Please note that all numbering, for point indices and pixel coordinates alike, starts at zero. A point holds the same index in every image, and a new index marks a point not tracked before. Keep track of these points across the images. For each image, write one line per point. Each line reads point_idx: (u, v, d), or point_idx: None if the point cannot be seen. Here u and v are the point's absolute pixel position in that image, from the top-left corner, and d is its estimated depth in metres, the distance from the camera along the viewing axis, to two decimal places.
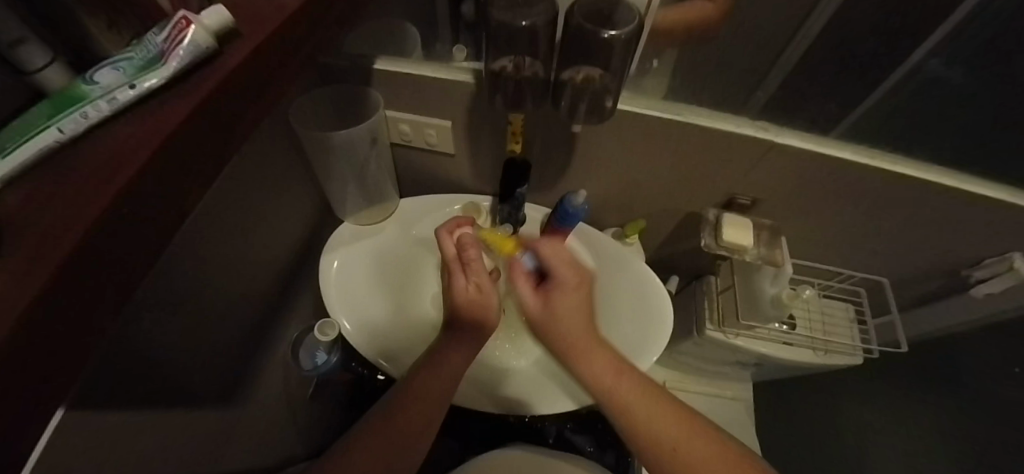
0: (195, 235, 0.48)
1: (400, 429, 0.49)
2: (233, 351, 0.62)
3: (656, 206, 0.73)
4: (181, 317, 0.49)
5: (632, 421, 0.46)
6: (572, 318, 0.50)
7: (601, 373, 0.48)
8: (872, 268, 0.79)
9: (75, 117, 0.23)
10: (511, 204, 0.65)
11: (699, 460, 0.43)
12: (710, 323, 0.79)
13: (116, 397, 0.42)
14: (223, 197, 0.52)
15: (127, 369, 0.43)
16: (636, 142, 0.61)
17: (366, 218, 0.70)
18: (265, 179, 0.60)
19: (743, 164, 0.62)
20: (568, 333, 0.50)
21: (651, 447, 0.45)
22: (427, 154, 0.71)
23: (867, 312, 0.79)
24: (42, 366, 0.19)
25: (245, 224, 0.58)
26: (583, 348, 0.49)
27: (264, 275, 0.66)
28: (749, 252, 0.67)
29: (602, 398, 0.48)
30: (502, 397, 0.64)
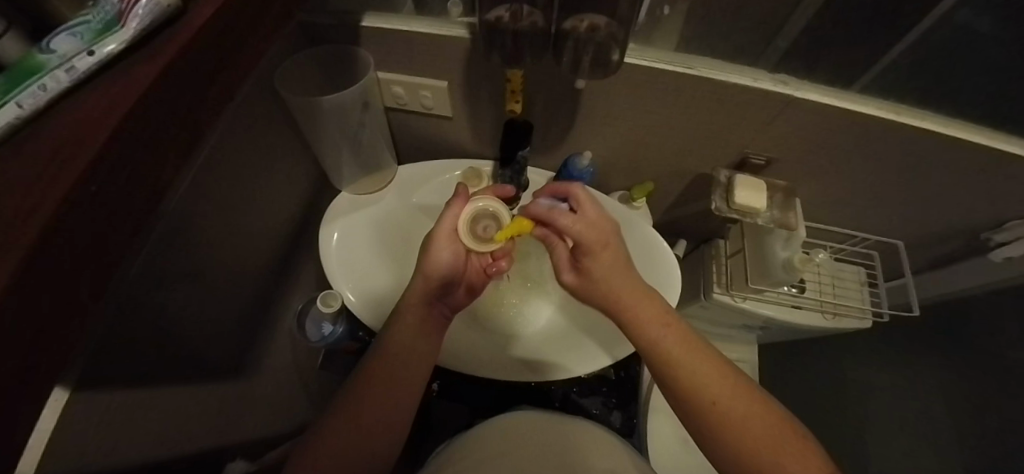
0: (187, 212, 0.47)
1: (386, 394, 0.50)
2: (237, 324, 0.62)
3: (665, 167, 0.70)
4: (177, 296, 0.49)
5: (679, 373, 0.46)
6: (614, 274, 0.50)
7: (648, 324, 0.48)
8: (888, 230, 0.76)
9: (32, 90, 0.20)
10: (514, 169, 0.62)
11: (736, 415, 0.43)
12: (718, 287, 0.77)
13: (117, 379, 0.42)
14: (211, 173, 0.50)
15: (131, 346, 0.43)
16: (644, 99, 0.57)
17: (364, 186, 0.67)
18: (255, 151, 0.57)
19: (758, 120, 0.58)
20: (616, 290, 0.49)
21: (687, 400, 0.45)
22: (424, 118, 0.68)
23: (880, 275, 0.77)
24: (23, 357, 0.18)
25: (240, 198, 0.56)
26: (631, 303, 0.49)
27: (263, 249, 0.65)
28: (761, 214, 0.64)
29: (652, 353, 0.48)
30: (507, 363, 0.65)
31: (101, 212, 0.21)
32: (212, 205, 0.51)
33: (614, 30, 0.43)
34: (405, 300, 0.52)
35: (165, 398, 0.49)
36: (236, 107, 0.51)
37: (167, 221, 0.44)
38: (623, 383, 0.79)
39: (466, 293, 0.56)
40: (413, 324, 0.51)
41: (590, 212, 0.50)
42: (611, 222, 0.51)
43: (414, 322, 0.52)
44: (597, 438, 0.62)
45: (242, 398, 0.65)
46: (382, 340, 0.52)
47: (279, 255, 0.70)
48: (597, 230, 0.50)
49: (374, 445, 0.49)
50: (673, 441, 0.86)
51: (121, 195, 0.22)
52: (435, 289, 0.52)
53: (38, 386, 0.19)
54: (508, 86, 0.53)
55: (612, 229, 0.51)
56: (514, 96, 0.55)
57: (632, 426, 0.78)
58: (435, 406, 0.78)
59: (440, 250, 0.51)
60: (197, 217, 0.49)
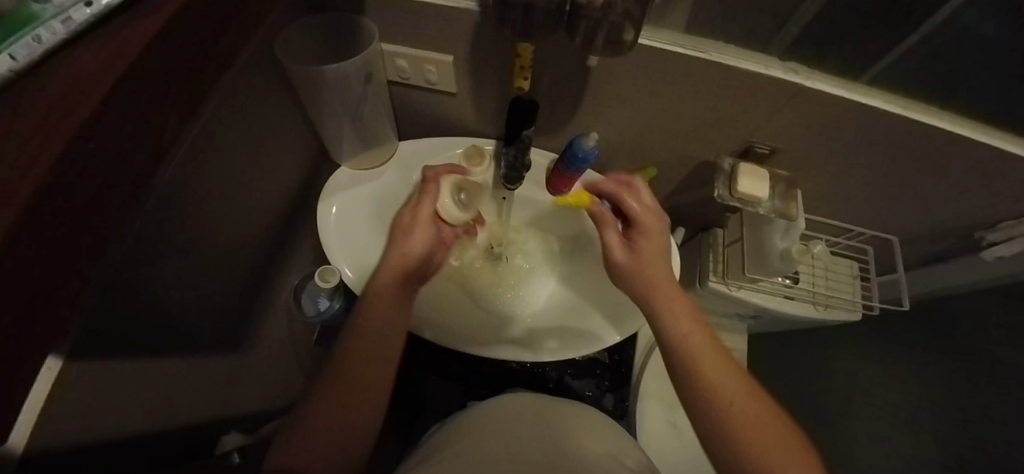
0: (187, 183, 0.46)
1: (360, 368, 0.49)
2: (232, 298, 0.62)
3: (670, 153, 0.69)
4: (171, 267, 0.48)
5: (696, 370, 0.48)
6: (656, 264, 0.53)
7: (678, 318, 0.51)
8: (885, 224, 0.77)
9: (26, 42, 0.19)
10: (517, 148, 0.61)
11: (743, 421, 0.45)
12: (714, 276, 0.78)
13: (111, 348, 0.41)
14: (212, 145, 0.49)
15: (128, 317, 0.43)
16: (653, 83, 0.56)
17: (366, 162, 0.66)
18: (254, 121, 0.56)
19: (766, 108, 0.57)
20: (658, 280, 0.52)
21: (704, 399, 0.47)
22: (427, 94, 0.66)
23: (873, 270, 0.78)
24: (21, 316, 0.17)
25: (238, 169, 0.55)
26: (666, 296, 0.52)
27: (260, 222, 0.64)
28: (763, 204, 0.64)
29: (678, 346, 0.50)
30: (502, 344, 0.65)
31: (98, 170, 0.20)
32: (211, 180, 0.50)
33: (630, 7, 0.41)
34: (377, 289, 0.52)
35: (159, 370, 0.49)
36: (235, 74, 0.49)
37: (167, 192, 0.43)
38: (616, 367, 0.81)
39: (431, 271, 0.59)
40: (388, 302, 0.52)
41: (643, 213, 0.55)
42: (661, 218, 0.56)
43: (387, 302, 0.52)
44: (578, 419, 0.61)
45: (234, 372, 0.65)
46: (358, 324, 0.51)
47: (276, 228, 0.69)
48: (652, 218, 0.55)
49: (360, 416, 0.49)
50: (663, 425, 0.88)
51: (122, 156, 0.21)
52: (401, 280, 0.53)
53: (30, 350, 0.19)
54: (516, 59, 0.50)
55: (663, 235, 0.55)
56: (522, 73, 0.52)
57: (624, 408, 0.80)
58: (430, 384, 0.79)
59: (418, 234, 0.55)
60: (195, 188, 0.48)
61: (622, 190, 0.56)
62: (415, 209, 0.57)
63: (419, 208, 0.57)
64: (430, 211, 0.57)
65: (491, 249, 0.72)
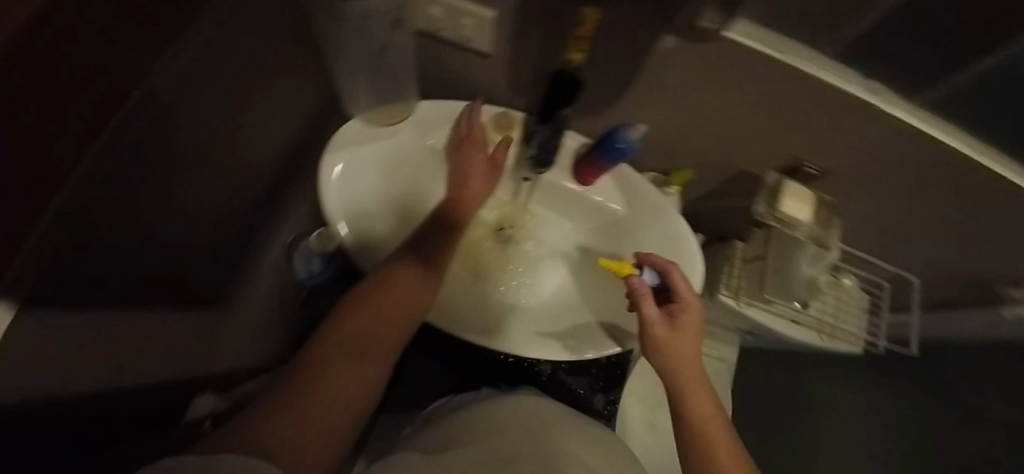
0: (178, 114, 0.39)
1: (371, 322, 0.46)
2: (214, 251, 0.56)
3: (709, 157, 0.63)
4: (150, 214, 0.42)
5: (705, 455, 0.45)
6: (687, 349, 0.53)
7: (700, 405, 0.51)
8: (910, 264, 0.74)
9: None
10: (552, 128, 0.54)
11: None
12: (726, 290, 0.72)
13: (80, 301, 0.36)
14: (209, 73, 0.42)
15: (95, 259, 0.36)
16: (715, 80, 0.49)
17: (379, 116, 0.60)
18: (255, 54, 0.48)
19: (830, 126, 0.52)
20: (685, 365, 0.52)
21: None
22: (454, 50, 0.57)
23: (884, 308, 0.75)
24: None
25: (232, 108, 0.48)
26: (691, 381, 0.52)
27: (253, 170, 0.58)
28: (801, 227, 0.60)
29: (697, 432, 0.49)
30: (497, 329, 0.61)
31: None
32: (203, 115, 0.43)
33: None
34: (398, 274, 0.49)
35: (125, 321, 0.43)
36: None
37: (157, 120, 0.36)
38: (612, 369, 0.78)
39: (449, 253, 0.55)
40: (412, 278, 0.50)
41: (686, 295, 0.54)
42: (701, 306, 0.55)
43: (409, 281, 0.49)
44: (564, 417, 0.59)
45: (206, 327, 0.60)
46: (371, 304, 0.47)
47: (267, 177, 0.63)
48: (691, 306, 0.54)
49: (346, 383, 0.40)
50: (642, 427, 0.88)
51: None
52: (423, 262, 0.52)
53: None
54: (576, 27, 0.39)
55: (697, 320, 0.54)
56: (578, 43, 0.42)
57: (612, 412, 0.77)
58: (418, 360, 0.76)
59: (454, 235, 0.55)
60: (184, 122, 0.41)
61: (669, 266, 0.54)
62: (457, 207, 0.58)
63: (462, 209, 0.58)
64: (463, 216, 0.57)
65: (501, 231, 0.68)
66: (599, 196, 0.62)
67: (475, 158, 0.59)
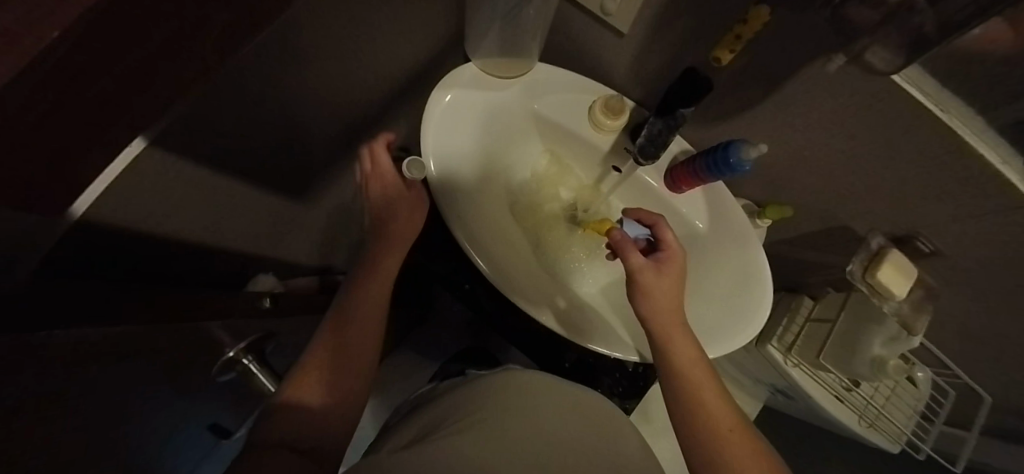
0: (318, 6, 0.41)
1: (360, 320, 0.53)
2: (310, 151, 0.60)
3: (812, 204, 0.60)
4: (263, 90, 0.44)
5: (692, 402, 0.51)
6: (668, 295, 0.53)
7: (676, 346, 0.52)
8: (992, 383, 0.66)
9: None
10: (666, 124, 0.53)
11: (731, 445, 0.48)
12: (777, 343, 0.69)
13: (186, 145, 0.39)
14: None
15: (204, 112, 0.38)
16: (855, 118, 0.47)
17: (496, 68, 0.59)
18: None
19: (968, 204, 0.47)
20: (665, 309, 0.52)
21: (692, 419, 0.50)
22: (591, 24, 0.56)
23: (942, 415, 0.69)
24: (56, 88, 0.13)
25: (372, 16, 0.50)
26: (668, 325, 0.52)
27: (370, 85, 0.60)
28: (891, 301, 0.56)
29: (676, 371, 0.51)
30: (541, 301, 0.60)
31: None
32: (343, 12, 0.45)
33: None
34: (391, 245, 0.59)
35: (215, 182, 0.47)
36: None
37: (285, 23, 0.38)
38: (636, 378, 0.77)
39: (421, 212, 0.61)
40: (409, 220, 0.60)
41: (669, 239, 0.55)
42: (682, 248, 0.56)
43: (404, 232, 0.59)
44: (597, 412, 0.59)
45: (280, 213, 0.64)
46: (356, 296, 0.55)
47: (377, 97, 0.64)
48: (673, 251, 0.55)
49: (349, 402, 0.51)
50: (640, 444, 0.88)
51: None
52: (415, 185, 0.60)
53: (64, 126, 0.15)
54: (744, 23, 0.42)
55: (682, 261, 0.55)
56: (732, 42, 0.44)
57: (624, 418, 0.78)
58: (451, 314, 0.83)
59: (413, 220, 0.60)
60: (326, 9, 0.43)
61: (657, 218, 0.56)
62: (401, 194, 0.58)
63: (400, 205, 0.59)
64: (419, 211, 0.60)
65: (574, 213, 0.68)
66: (684, 207, 0.61)
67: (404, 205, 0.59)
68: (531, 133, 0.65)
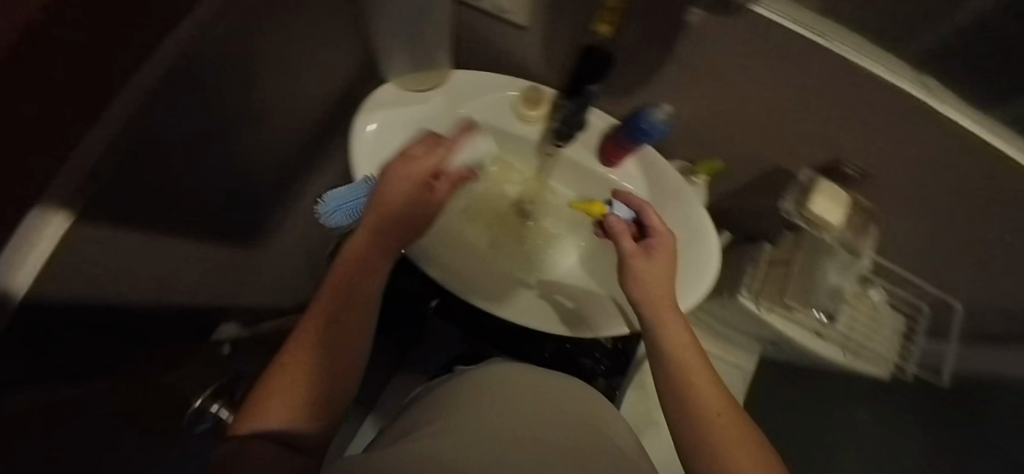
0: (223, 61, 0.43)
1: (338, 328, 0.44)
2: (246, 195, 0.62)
3: (743, 150, 0.62)
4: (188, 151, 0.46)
5: (682, 385, 0.46)
6: (661, 279, 0.52)
7: (671, 330, 0.50)
8: (958, 288, 0.68)
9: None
10: (577, 103, 0.54)
11: (723, 431, 0.42)
12: (747, 291, 0.69)
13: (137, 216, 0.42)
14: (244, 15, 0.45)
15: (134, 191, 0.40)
16: (749, 67, 0.48)
17: (413, 82, 0.61)
18: None
19: (876, 125, 0.49)
20: (658, 293, 0.51)
21: (685, 408, 0.45)
22: (494, 23, 0.57)
23: (922, 331, 0.70)
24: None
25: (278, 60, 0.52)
26: (663, 307, 0.51)
27: (290, 112, 0.64)
28: (833, 230, 0.58)
29: (669, 354, 0.49)
30: (497, 296, 0.62)
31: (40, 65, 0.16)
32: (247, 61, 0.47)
33: None
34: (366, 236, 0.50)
35: (167, 245, 0.49)
36: None
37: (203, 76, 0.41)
38: (618, 355, 0.78)
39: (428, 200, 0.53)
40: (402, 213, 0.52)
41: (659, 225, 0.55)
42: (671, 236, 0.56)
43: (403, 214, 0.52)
44: (574, 387, 0.61)
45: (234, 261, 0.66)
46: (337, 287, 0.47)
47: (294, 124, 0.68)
48: (663, 236, 0.54)
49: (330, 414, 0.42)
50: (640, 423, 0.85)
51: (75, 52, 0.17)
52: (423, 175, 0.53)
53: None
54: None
55: (673, 247, 0.54)
56: (607, 16, 0.44)
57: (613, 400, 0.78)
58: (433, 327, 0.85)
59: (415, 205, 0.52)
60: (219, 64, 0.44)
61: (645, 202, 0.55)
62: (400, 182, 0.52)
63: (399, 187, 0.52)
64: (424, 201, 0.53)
65: (523, 206, 0.70)
66: (621, 179, 0.62)
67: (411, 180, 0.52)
68: (474, 136, 0.63)
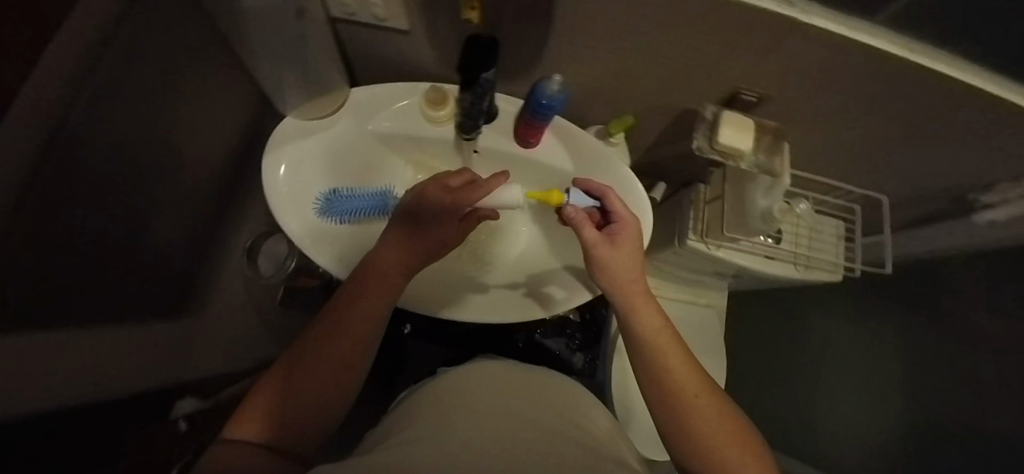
0: (82, 154, 0.40)
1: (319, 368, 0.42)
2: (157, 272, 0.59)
3: (650, 100, 0.64)
4: (89, 247, 0.44)
5: (659, 371, 0.47)
6: (627, 263, 0.52)
7: (647, 315, 0.51)
8: (877, 183, 0.72)
9: None
10: (475, 94, 0.53)
11: (701, 412, 0.43)
12: (693, 234, 0.74)
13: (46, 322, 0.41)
14: (114, 98, 0.42)
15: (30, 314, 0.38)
16: (628, 28, 0.48)
17: (313, 110, 0.59)
18: (157, 63, 0.48)
19: (757, 60, 0.49)
20: (626, 279, 0.52)
21: (666, 396, 0.46)
22: (376, 32, 0.56)
23: (858, 229, 0.74)
24: None
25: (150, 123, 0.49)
26: (633, 292, 0.52)
27: (190, 164, 0.62)
28: (746, 158, 0.60)
29: (646, 340, 0.50)
30: (448, 300, 0.61)
31: None
32: (116, 137, 0.44)
33: None
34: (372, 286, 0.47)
35: (86, 336, 0.48)
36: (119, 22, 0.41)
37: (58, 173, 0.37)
38: (588, 325, 0.90)
39: (434, 228, 0.50)
40: (393, 255, 0.48)
41: (619, 211, 0.54)
42: (636, 219, 0.55)
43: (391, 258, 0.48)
44: (540, 372, 0.62)
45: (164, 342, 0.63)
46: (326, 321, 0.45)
47: (199, 178, 0.65)
48: (627, 221, 0.53)
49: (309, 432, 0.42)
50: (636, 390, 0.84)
51: None
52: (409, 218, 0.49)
53: None
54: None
55: (638, 233, 0.54)
56: (469, 3, 0.45)
57: (592, 365, 0.89)
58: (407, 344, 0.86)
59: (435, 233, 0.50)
60: (85, 159, 0.41)
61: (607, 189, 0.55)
62: (415, 218, 0.49)
63: (430, 230, 0.50)
64: (439, 241, 0.51)
65: None
66: (545, 157, 0.63)
67: (437, 205, 0.50)
68: (415, 146, 0.66)
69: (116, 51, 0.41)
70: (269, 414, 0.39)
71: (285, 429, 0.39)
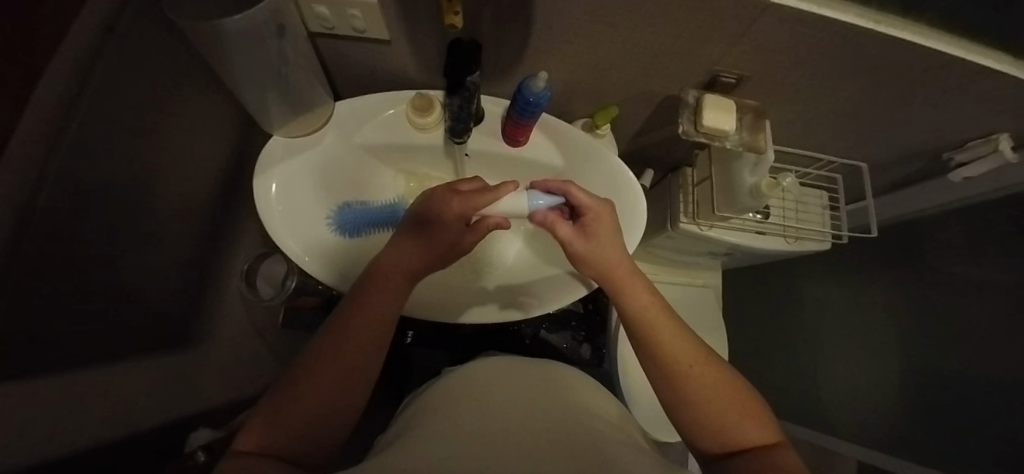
0: (71, 191, 0.39)
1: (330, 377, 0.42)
2: (157, 303, 0.58)
3: (631, 90, 0.65)
4: (87, 286, 0.44)
5: (651, 346, 0.49)
6: (605, 251, 0.54)
7: (635, 293, 0.53)
8: (854, 152, 0.75)
9: None
10: (461, 97, 0.54)
11: (697, 382, 0.44)
12: (685, 217, 0.76)
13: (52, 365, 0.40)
14: (96, 133, 0.41)
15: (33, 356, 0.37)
16: (607, 21, 0.49)
17: (299, 128, 0.58)
18: (138, 95, 0.47)
19: (733, 42, 0.51)
20: (611, 265, 0.54)
21: (660, 370, 0.47)
22: (356, 44, 0.56)
23: (841, 198, 0.77)
24: None
25: (134, 155, 0.49)
26: (622, 276, 0.54)
27: (182, 194, 0.61)
28: (729, 137, 0.61)
29: (636, 317, 0.51)
30: (454, 305, 0.62)
31: None
32: (104, 171, 0.44)
33: None
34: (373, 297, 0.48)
35: (96, 376, 0.47)
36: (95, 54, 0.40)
37: (48, 211, 0.37)
38: (591, 317, 0.92)
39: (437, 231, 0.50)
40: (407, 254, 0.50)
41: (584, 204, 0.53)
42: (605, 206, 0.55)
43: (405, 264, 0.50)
44: (550, 365, 0.63)
45: (172, 375, 0.62)
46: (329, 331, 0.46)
47: (191, 207, 0.64)
48: (593, 213, 0.54)
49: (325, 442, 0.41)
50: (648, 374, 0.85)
51: None
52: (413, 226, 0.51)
53: None
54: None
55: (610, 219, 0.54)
56: (450, 9, 0.45)
57: (601, 355, 0.92)
58: (414, 353, 0.87)
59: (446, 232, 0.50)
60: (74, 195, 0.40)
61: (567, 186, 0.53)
62: (417, 231, 0.51)
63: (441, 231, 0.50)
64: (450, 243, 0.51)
65: None
66: (535, 154, 0.64)
67: (444, 215, 0.50)
68: (405, 156, 0.66)
69: (100, 84, 0.41)
70: (282, 426, 0.38)
71: (300, 438, 0.39)
